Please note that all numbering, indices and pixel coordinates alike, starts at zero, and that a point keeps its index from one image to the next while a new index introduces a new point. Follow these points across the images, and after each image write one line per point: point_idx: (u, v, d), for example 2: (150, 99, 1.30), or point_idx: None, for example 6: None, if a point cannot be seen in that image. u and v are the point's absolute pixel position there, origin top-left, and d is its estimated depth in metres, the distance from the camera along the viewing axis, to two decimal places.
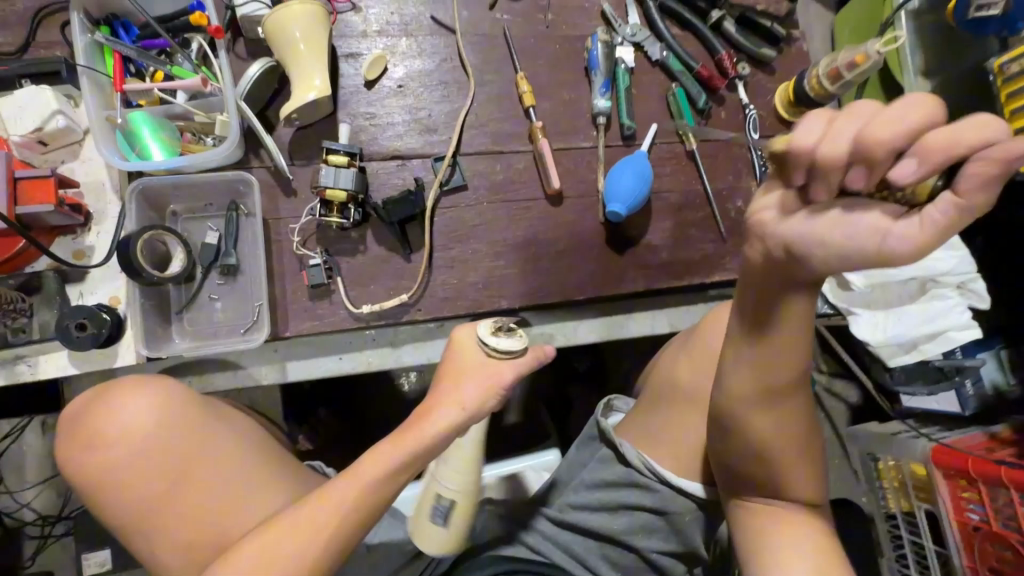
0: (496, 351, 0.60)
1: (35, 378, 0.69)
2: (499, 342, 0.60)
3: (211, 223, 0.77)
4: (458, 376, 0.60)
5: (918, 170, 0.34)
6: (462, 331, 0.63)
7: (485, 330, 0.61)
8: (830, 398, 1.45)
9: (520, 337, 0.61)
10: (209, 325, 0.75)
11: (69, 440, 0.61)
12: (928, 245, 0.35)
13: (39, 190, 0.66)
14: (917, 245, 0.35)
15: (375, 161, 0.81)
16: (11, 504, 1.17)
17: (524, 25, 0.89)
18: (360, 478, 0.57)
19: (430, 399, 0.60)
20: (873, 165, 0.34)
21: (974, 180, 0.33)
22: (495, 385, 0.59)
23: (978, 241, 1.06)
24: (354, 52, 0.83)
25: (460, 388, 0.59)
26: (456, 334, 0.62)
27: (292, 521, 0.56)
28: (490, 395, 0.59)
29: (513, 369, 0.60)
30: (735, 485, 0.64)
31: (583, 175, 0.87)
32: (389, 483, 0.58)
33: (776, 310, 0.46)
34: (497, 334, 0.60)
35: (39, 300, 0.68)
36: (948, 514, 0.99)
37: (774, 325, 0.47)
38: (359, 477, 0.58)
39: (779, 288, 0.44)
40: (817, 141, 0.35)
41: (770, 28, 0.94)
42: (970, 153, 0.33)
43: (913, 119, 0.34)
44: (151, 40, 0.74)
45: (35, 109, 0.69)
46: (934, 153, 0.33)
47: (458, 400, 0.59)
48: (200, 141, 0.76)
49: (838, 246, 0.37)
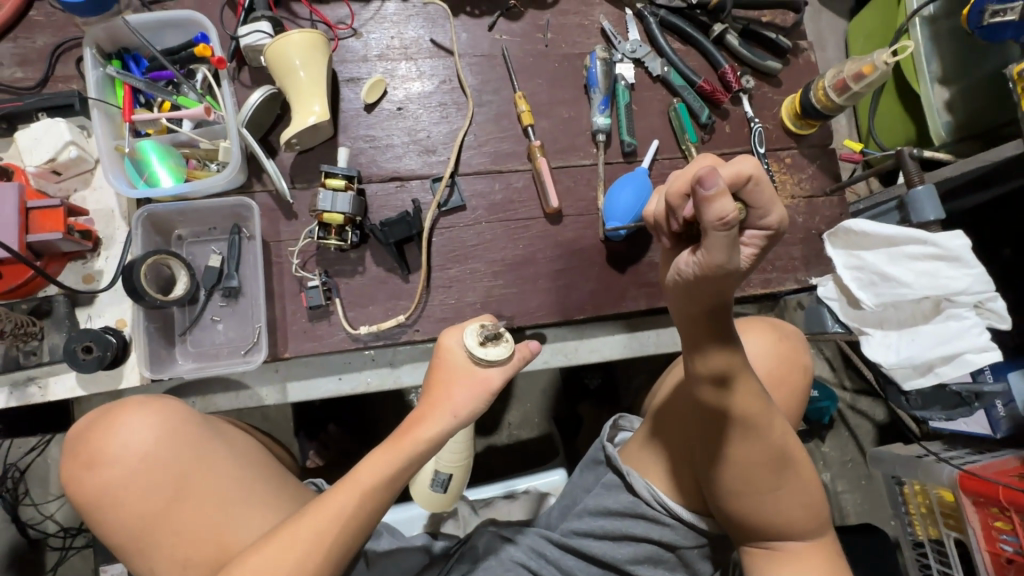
0: (484, 361, 0.60)
1: (45, 399, 0.71)
2: (487, 353, 0.60)
3: (215, 246, 0.80)
4: (449, 385, 0.60)
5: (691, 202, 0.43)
6: (449, 337, 0.62)
7: (473, 340, 0.60)
8: (855, 416, 1.39)
9: (508, 344, 0.61)
10: (212, 347, 0.77)
11: (71, 460, 0.61)
12: (715, 262, 0.42)
13: (49, 220, 0.69)
14: (706, 264, 0.43)
15: (374, 182, 0.82)
16: (36, 515, 1.21)
17: (523, 44, 0.89)
18: (357, 483, 0.58)
19: (422, 406, 0.61)
20: (671, 206, 0.45)
21: (711, 197, 0.39)
22: (484, 390, 0.60)
23: (1006, 252, 0.93)
24: (354, 76, 0.85)
25: (450, 394, 0.60)
26: (442, 341, 0.62)
27: (292, 530, 0.56)
28: (480, 398, 0.60)
29: (501, 372, 0.61)
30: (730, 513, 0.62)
31: (582, 194, 0.87)
32: (387, 483, 0.58)
33: (723, 310, 0.49)
34: (484, 344, 0.60)
35: (49, 323, 0.71)
36: (978, 543, 0.94)
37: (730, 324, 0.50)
38: (356, 481, 0.58)
39: (716, 295, 0.46)
40: (654, 206, 0.49)
41: (775, 40, 0.92)
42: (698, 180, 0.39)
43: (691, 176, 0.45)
44: (159, 72, 0.78)
45: (49, 141, 0.72)
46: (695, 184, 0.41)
47: (451, 407, 0.59)
48: (206, 167, 0.78)
49: (678, 275, 0.46)
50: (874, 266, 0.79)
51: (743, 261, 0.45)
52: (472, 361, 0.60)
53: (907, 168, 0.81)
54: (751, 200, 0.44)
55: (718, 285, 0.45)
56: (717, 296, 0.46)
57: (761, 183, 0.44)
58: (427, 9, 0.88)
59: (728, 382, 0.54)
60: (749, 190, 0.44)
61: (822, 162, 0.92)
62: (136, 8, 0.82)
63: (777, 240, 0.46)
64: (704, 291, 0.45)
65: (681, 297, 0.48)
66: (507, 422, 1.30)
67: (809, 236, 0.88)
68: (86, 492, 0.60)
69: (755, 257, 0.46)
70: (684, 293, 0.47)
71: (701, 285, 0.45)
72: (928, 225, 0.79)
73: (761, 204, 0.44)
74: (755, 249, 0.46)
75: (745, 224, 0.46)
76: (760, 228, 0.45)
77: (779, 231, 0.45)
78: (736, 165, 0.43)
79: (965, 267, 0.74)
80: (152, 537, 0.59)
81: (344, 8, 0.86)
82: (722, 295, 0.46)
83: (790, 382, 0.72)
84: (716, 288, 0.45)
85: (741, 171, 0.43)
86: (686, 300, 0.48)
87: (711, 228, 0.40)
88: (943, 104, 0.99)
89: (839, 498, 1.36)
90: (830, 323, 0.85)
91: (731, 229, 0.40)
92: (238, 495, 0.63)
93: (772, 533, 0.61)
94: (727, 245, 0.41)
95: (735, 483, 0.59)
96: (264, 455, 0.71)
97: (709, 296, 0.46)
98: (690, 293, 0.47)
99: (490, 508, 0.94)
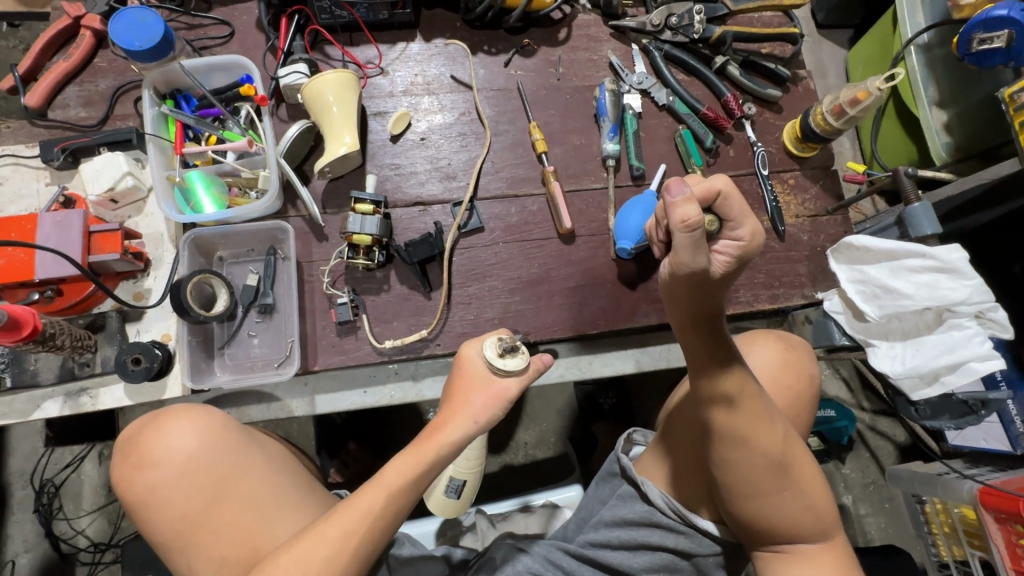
0: (503, 371, 0.63)
1: (95, 408, 0.77)
2: (506, 364, 0.63)
3: (252, 266, 0.86)
4: (466, 390, 0.63)
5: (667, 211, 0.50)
6: (468, 349, 0.66)
7: (492, 352, 0.64)
8: (875, 436, 1.38)
9: (524, 355, 0.64)
10: (247, 360, 0.82)
11: (121, 463, 0.65)
12: (685, 260, 0.48)
13: (108, 242, 0.76)
14: (678, 262, 0.49)
15: (399, 207, 0.88)
16: (69, 530, 1.25)
17: (537, 78, 0.96)
18: (383, 482, 0.60)
19: (443, 412, 0.64)
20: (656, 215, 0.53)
21: (677, 202, 0.46)
22: (502, 399, 0.63)
23: (1016, 268, 0.95)
24: (381, 110, 0.92)
25: (469, 401, 0.63)
26: (463, 352, 0.65)
27: (321, 529, 0.58)
28: (497, 407, 0.63)
29: (518, 384, 0.64)
30: (742, 519, 0.63)
31: (594, 215, 0.92)
32: (412, 484, 0.61)
33: (711, 311, 0.54)
34: (503, 356, 0.64)
35: (103, 337, 0.78)
36: (1003, 562, 0.92)
37: (721, 328, 0.55)
38: (383, 481, 0.61)
39: (696, 294, 0.52)
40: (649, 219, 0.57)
41: (774, 70, 0.98)
42: (668, 189, 0.47)
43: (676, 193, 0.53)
44: (207, 110, 0.86)
45: (109, 172, 0.80)
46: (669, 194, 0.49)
47: (470, 414, 0.63)
48: (246, 194, 0.85)
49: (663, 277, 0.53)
50: (876, 279, 0.83)
51: (714, 266, 0.50)
52: (490, 371, 0.64)
53: (904, 187, 0.85)
54: (722, 213, 0.50)
55: (691, 285, 0.51)
56: (699, 299, 0.52)
57: (731, 198, 0.50)
58: (447, 48, 0.95)
59: (723, 387, 0.58)
60: (720, 204, 0.50)
61: (824, 182, 0.96)
62: (188, 54, 0.91)
63: (748, 253, 0.50)
64: (681, 290, 0.52)
65: (672, 300, 0.55)
66: (524, 441, 1.32)
67: (814, 254, 0.92)
68: (133, 493, 0.64)
69: (732, 265, 0.50)
70: (671, 295, 0.54)
71: (678, 282, 0.51)
72: (928, 239, 0.82)
73: (733, 216, 0.50)
74: (728, 258, 0.50)
75: (720, 236, 0.52)
76: (732, 239, 0.51)
77: (751, 243, 0.50)
78: (709, 183, 0.50)
79: (963, 278, 0.77)
80: (190, 538, 0.63)
81: (373, 50, 0.94)
82: (700, 296, 0.52)
83: (797, 391, 0.74)
84: (689, 288, 0.51)
85: (712, 186, 0.49)
86: (676, 304, 0.55)
87: (679, 229, 0.46)
88: (942, 126, 1.03)
89: (862, 521, 1.34)
90: (837, 335, 0.88)
91: (695, 231, 0.46)
92: (271, 499, 0.66)
93: (782, 538, 0.63)
94: (693, 246, 0.47)
95: (741, 487, 0.61)
96: (294, 461, 0.75)
97: (694, 300, 0.53)
98: (672, 293, 0.53)
99: (508, 521, 0.94)
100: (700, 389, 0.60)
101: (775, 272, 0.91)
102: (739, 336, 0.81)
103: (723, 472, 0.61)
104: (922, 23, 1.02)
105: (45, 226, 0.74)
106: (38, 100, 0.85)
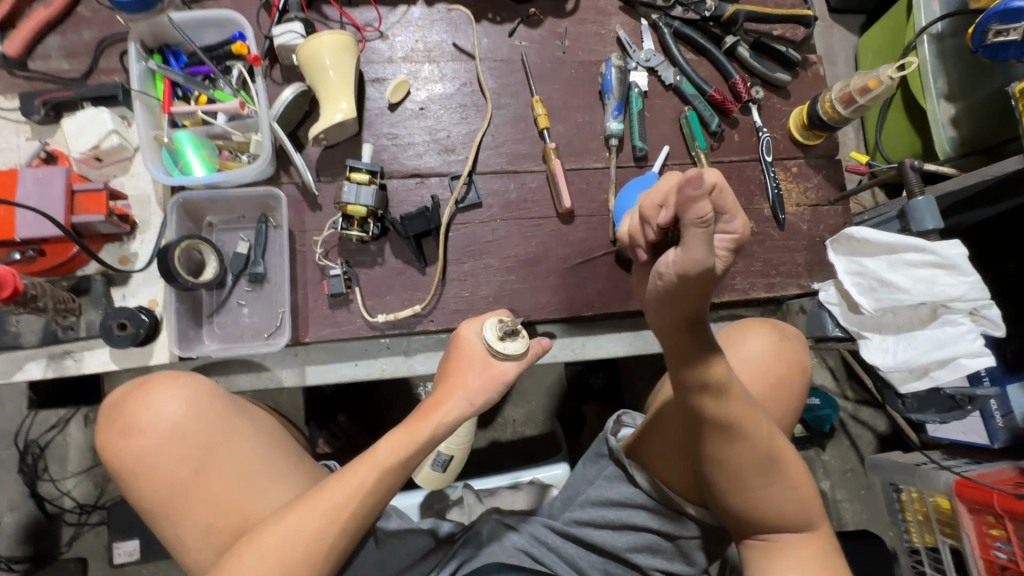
0: (503, 354, 0.62)
1: (80, 371, 0.75)
2: (506, 347, 0.62)
3: (243, 234, 0.84)
4: (462, 369, 0.63)
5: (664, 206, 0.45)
6: (467, 328, 0.65)
7: (491, 335, 0.63)
8: (855, 426, 1.41)
9: (525, 339, 0.63)
10: (236, 329, 0.81)
11: (108, 427, 0.65)
12: (700, 258, 0.46)
13: (93, 202, 0.73)
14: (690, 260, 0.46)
15: (395, 178, 0.86)
16: (54, 491, 1.25)
17: (542, 51, 0.93)
18: (375, 458, 0.60)
19: (439, 391, 0.63)
20: None
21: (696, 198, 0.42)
22: (499, 381, 0.62)
23: (1009, 266, 0.98)
24: (379, 77, 0.89)
25: (465, 380, 0.62)
26: (462, 331, 0.65)
27: (311, 503, 0.58)
28: (494, 389, 0.63)
29: (516, 366, 0.64)
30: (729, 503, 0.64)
31: (595, 196, 0.90)
32: (403, 463, 0.60)
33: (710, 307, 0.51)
34: (503, 339, 0.63)
35: (87, 301, 0.76)
36: (973, 549, 0.96)
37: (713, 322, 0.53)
38: (376, 457, 0.60)
39: (699, 292, 0.49)
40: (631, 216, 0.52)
41: (784, 53, 0.95)
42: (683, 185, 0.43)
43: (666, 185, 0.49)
44: (197, 68, 0.83)
45: (93, 128, 0.77)
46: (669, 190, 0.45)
47: (467, 395, 0.62)
48: (237, 159, 0.83)
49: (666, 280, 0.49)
50: (874, 272, 0.83)
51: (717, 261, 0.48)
52: (489, 353, 0.63)
53: (908, 180, 0.84)
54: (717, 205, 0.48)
55: (699, 286, 0.48)
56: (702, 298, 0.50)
57: (724, 190, 0.48)
58: (450, 15, 0.92)
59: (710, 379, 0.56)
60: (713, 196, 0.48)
61: (827, 172, 0.95)
62: (177, 7, 0.86)
63: (742, 243, 0.50)
64: (687, 291, 0.49)
65: (671, 303, 0.51)
66: (511, 418, 1.33)
67: (812, 244, 0.92)
68: (120, 459, 0.63)
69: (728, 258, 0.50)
70: (671, 298, 0.51)
71: (687, 283, 0.48)
72: (927, 234, 0.82)
73: (727, 208, 0.48)
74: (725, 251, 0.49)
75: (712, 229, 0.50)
76: (727, 232, 0.50)
77: (743, 235, 0.50)
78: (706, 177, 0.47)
79: (962, 275, 0.77)
80: (178, 504, 0.62)
81: (372, 12, 0.90)
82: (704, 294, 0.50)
83: (787, 382, 0.74)
84: (697, 288, 0.48)
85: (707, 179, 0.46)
86: (670, 307, 0.51)
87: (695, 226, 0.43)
88: (949, 119, 1.02)
89: (838, 506, 1.38)
90: (831, 326, 0.89)
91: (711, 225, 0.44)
92: (260, 470, 0.66)
93: (766, 526, 0.64)
94: (706, 242, 0.45)
95: (728, 476, 0.62)
96: (284, 432, 0.74)
97: (695, 300, 0.50)
98: (671, 295, 0.50)
99: (495, 497, 0.94)
100: (691, 384, 0.58)
101: (772, 261, 0.91)
102: (733, 323, 0.80)
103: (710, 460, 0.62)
104: (937, 11, 1.01)
105: (25, 183, 0.71)
106: (18, 49, 0.81)
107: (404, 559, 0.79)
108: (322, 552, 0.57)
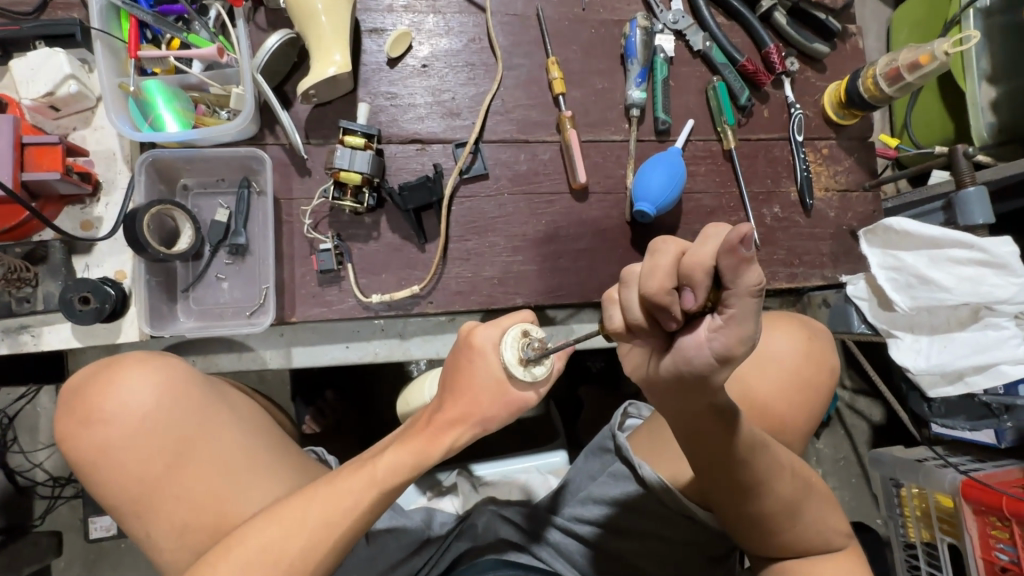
0: (525, 381, 0.53)
1: (38, 348, 0.68)
2: (527, 375, 0.53)
3: (222, 199, 0.75)
4: (472, 386, 0.55)
5: (695, 294, 0.36)
6: (482, 337, 0.55)
7: (512, 358, 0.53)
8: (853, 416, 1.39)
9: (550, 365, 0.54)
10: (214, 306, 0.74)
11: (69, 413, 0.58)
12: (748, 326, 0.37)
13: (46, 157, 0.65)
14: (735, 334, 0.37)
15: (393, 143, 0.78)
16: (25, 463, 1.19)
17: (559, 6, 0.84)
18: (372, 471, 0.54)
19: (444, 394, 0.57)
20: (665, 306, 0.38)
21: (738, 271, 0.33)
22: (517, 408, 0.56)
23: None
24: (377, 27, 0.79)
25: (479, 405, 0.55)
26: (475, 340, 0.55)
27: (298, 516, 0.52)
28: (510, 414, 0.56)
29: (535, 392, 0.56)
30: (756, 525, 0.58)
31: (611, 171, 0.82)
32: (402, 476, 0.55)
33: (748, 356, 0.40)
34: (525, 365, 0.53)
35: (44, 270, 0.68)
36: (973, 549, 0.94)
37: None
38: (373, 469, 0.55)
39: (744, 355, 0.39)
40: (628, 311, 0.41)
41: (824, 22, 0.87)
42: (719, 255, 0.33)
43: (665, 261, 0.37)
44: (168, 6, 0.72)
45: (48, 72, 0.68)
46: (696, 274, 0.35)
47: (479, 416, 0.56)
48: (215, 114, 0.74)
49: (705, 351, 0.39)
50: (913, 268, 0.80)
51: None
52: (507, 377, 0.54)
53: (958, 167, 0.81)
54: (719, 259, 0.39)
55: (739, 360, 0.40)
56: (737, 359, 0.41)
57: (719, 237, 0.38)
58: None
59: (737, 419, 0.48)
60: None
61: (859, 155, 0.88)
62: None
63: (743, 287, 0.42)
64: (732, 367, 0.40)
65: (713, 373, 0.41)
66: None
67: (840, 232, 0.85)
68: (83, 450, 0.57)
69: None
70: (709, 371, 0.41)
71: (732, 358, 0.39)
72: (975, 228, 0.80)
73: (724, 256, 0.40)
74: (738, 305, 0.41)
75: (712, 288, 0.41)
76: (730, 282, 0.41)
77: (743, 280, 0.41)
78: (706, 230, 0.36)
79: (1011, 275, 0.75)
80: (148, 500, 0.56)
81: None
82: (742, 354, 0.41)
83: (810, 387, 0.69)
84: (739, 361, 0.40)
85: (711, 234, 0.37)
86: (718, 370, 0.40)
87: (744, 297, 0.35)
88: (988, 103, 0.95)
89: None
90: (856, 322, 0.88)
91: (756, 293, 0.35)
92: (241, 468, 0.60)
93: (793, 550, 0.60)
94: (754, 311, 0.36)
95: (757, 499, 0.55)
96: (270, 424, 0.68)
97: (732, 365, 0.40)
98: (705, 383, 0.41)
99: (490, 486, 0.88)
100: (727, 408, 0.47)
101: (796, 249, 0.84)
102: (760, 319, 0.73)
103: (734, 496, 0.55)
104: None
105: None
106: None
107: (394, 553, 0.74)
108: (306, 570, 0.52)
